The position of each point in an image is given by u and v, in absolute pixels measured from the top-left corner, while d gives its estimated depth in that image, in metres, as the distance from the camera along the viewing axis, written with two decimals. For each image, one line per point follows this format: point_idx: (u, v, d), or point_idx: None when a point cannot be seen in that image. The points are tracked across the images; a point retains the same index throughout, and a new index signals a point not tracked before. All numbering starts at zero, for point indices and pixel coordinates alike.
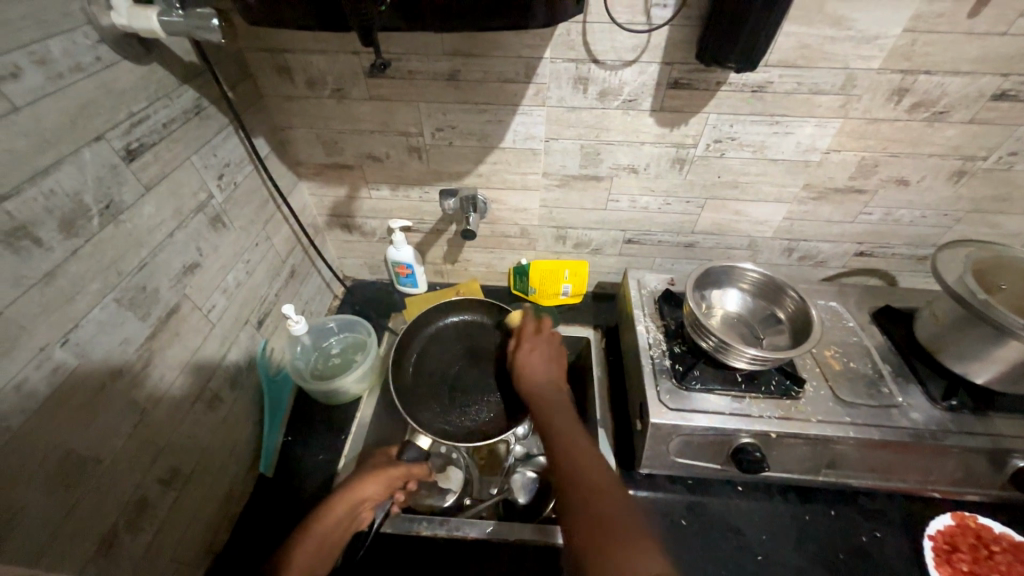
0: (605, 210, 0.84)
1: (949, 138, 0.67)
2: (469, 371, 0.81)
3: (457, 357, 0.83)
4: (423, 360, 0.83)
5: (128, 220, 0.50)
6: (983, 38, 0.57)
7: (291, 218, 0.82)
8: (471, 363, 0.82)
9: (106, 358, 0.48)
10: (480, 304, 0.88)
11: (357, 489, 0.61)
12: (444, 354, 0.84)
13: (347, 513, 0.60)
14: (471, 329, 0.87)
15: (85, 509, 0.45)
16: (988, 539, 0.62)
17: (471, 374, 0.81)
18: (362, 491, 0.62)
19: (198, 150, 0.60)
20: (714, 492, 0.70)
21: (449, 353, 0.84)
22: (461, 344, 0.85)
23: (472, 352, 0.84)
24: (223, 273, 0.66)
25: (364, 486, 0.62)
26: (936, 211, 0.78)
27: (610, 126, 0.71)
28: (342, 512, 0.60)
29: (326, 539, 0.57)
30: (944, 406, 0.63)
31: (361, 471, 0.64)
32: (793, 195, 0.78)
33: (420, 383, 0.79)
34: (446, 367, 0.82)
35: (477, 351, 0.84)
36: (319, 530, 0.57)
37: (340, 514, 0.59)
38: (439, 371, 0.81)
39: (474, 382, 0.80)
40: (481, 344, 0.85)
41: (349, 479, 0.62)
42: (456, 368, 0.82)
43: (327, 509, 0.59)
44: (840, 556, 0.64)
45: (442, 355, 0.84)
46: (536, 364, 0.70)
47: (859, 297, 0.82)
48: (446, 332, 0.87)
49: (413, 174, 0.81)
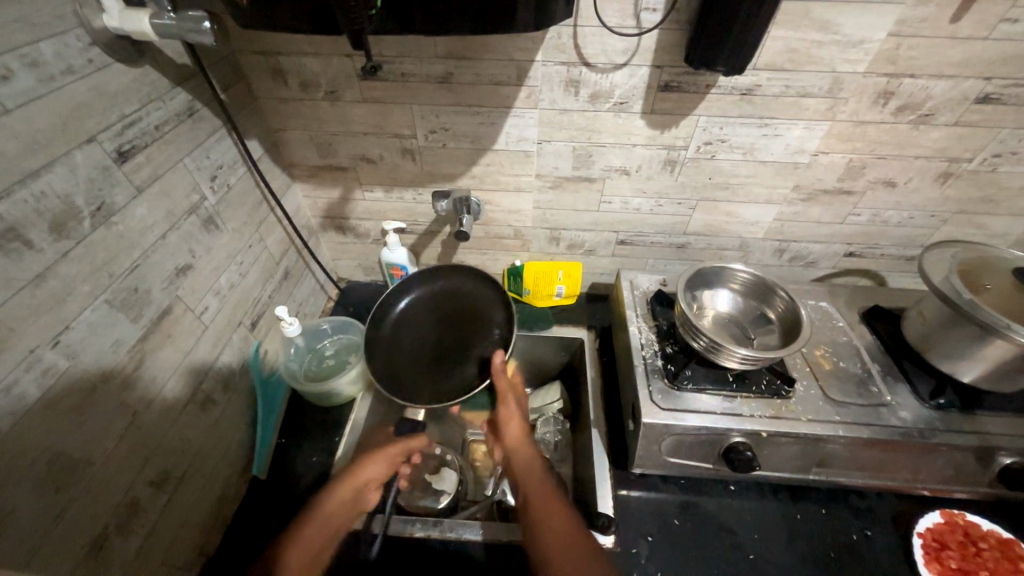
0: (598, 211, 0.84)
1: (934, 140, 0.68)
2: (452, 337, 0.74)
3: (435, 323, 0.76)
4: (402, 327, 0.76)
5: (120, 221, 0.50)
6: (966, 42, 0.58)
7: (285, 220, 0.82)
8: (453, 327, 0.76)
9: (97, 359, 0.48)
10: (465, 266, 0.80)
11: (360, 470, 0.68)
12: (422, 321, 0.77)
13: (353, 491, 0.66)
14: (449, 294, 0.79)
15: (76, 512, 0.45)
16: (976, 537, 0.63)
17: (453, 339, 0.74)
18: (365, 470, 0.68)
19: (192, 152, 0.60)
20: (706, 492, 0.71)
21: (426, 320, 0.77)
22: (440, 308, 0.78)
23: (452, 316, 0.77)
24: (215, 275, 0.66)
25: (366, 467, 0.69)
26: (923, 211, 0.79)
27: (602, 129, 0.71)
28: (347, 495, 0.65)
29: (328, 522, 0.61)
30: (932, 404, 0.64)
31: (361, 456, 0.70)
32: (783, 197, 0.79)
33: (401, 352, 0.73)
34: (427, 335, 0.75)
35: (459, 314, 0.77)
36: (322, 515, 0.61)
37: (346, 496, 0.65)
38: (420, 338, 0.75)
39: (458, 349, 0.73)
40: (462, 307, 0.77)
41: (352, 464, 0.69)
42: (437, 334, 0.75)
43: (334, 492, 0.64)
44: (831, 554, 0.64)
45: (418, 322, 0.77)
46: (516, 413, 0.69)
47: (849, 298, 0.82)
48: (423, 298, 0.79)
49: (406, 176, 0.82)
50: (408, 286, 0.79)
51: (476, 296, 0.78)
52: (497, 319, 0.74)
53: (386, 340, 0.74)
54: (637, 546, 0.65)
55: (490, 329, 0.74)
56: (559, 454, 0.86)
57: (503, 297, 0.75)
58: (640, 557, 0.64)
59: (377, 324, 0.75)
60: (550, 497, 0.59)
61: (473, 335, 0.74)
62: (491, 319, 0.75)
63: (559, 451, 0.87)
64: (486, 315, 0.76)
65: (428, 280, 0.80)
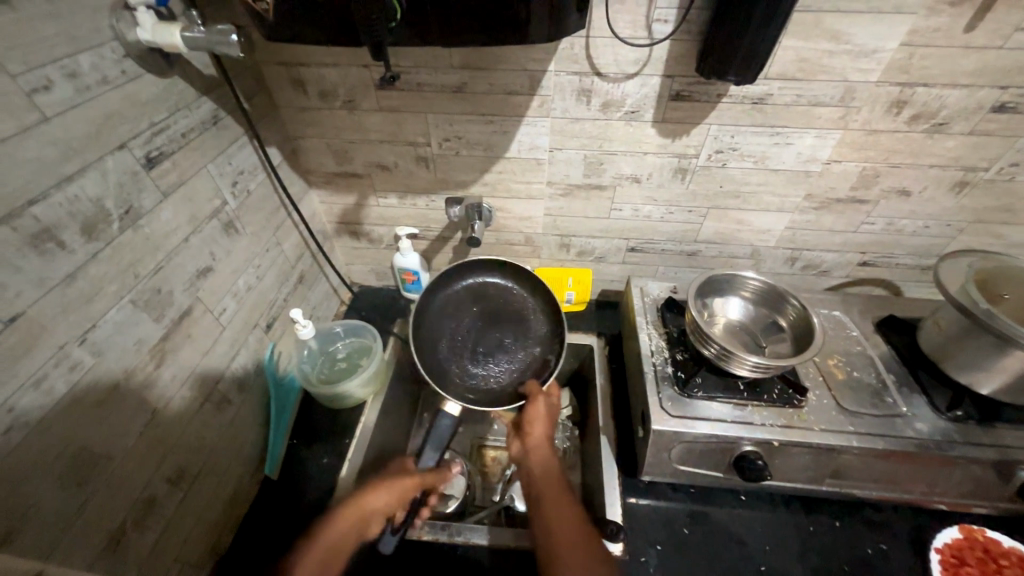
0: (608, 218, 0.85)
1: (949, 149, 0.68)
2: (491, 333, 0.76)
3: (475, 317, 0.78)
4: (442, 318, 0.77)
5: (146, 224, 0.52)
6: (980, 52, 0.58)
7: (301, 224, 0.84)
8: (492, 324, 0.77)
9: (121, 357, 0.50)
10: (508, 263, 0.80)
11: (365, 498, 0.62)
12: (461, 313, 0.78)
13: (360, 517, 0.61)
14: (490, 289, 0.80)
15: (96, 506, 0.47)
16: (996, 554, 0.62)
17: (494, 335, 0.76)
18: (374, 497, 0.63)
19: (215, 158, 0.62)
20: (716, 501, 0.70)
21: (467, 312, 0.78)
22: (486, 301, 0.79)
23: (491, 312, 0.78)
24: (234, 277, 0.67)
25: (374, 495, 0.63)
26: (939, 221, 0.78)
27: (613, 137, 0.72)
28: (350, 524, 0.60)
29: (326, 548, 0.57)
30: (948, 416, 0.63)
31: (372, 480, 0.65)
32: (795, 205, 0.79)
33: (440, 343, 0.75)
34: (467, 329, 0.77)
35: (499, 312, 0.79)
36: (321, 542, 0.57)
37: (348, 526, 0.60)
38: (459, 331, 0.76)
39: (499, 347, 0.75)
40: (502, 306, 0.79)
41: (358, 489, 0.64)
42: (476, 330, 0.77)
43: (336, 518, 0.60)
44: (845, 568, 0.63)
45: (458, 315, 0.78)
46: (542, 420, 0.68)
47: (863, 307, 0.82)
48: (473, 290, 0.80)
49: (420, 183, 0.83)
50: (451, 279, 0.80)
51: (517, 297, 0.80)
52: (539, 327, 0.77)
53: (426, 329, 0.75)
54: (646, 554, 0.65)
55: (531, 334, 0.77)
56: (567, 461, 0.87)
57: (549, 305, 0.78)
58: (649, 566, 0.63)
59: (420, 311, 0.75)
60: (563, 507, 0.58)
61: (513, 335, 0.76)
62: (532, 323, 0.78)
63: (568, 458, 0.87)
64: (527, 318, 0.78)
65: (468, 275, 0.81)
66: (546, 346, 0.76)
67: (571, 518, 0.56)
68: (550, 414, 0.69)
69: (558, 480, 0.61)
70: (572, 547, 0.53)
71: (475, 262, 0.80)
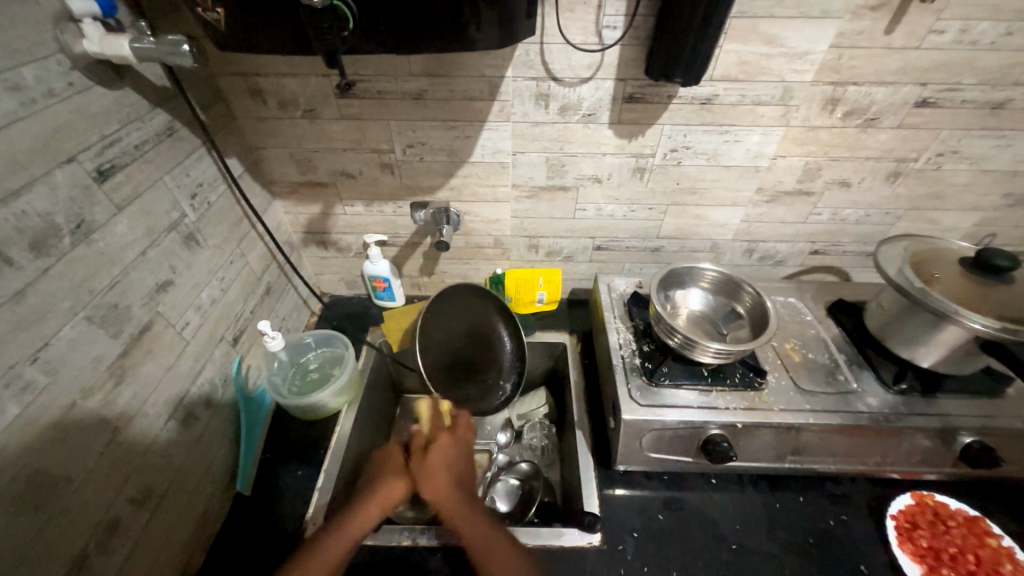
0: (574, 218, 0.87)
1: (882, 142, 0.74)
2: (471, 350, 0.83)
3: (466, 331, 0.84)
4: (437, 325, 0.81)
5: (100, 239, 0.51)
6: (900, 52, 0.63)
7: (266, 235, 0.83)
8: (474, 343, 0.84)
9: (78, 376, 0.48)
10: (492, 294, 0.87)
11: (382, 491, 0.61)
12: (455, 325, 0.83)
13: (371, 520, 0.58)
14: (479, 309, 0.86)
15: (54, 532, 0.45)
16: (945, 515, 0.66)
17: (472, 356, 0.83)
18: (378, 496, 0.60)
19: (171, 170, 0.61)
20: (688, 486, 0.73)
21: (458, 325, 0.83)
22: (472, 323, 0.84)
23: (476, 331, 0.84)
24: (197, 291, 0.66)
25: (392, 487, 0.61)
26: (878, 209, 0.84)
27: (572, 139, 0.75)
28: (373, 517, 0.59)
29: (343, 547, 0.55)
30: (895, 390, 0.67)
31: (388, 474, 0.63)
32: (748, 199, 0.83)
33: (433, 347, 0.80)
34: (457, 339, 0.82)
35: (481, 332, 0.85)
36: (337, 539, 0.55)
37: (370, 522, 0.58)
38: (449, 341, 0.82)
39: (473, 365, 0.83)
40: (486, 327, 0.85)
41: (378, 484, 0.62)
42: (462, 345, 0.83)
43: (357, 513, 0.58)
44: (810, 541, 0.66)
45: (453, 326, 0.83)
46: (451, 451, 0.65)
47: (816, 292, 0.86)
48: (465, 308, 0.85)
49: (386, 189, 0.83)
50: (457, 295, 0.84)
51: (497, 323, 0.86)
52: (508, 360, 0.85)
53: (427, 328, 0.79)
54: (624, 542, 0.66)
55: (503, 362, 0.85)
56: (547, 458, 0.89)
57: (519, 334, 0.85)
58: (627, 554, 0.65)
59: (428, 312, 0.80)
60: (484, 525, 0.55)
61: (487, 358, 0.84)
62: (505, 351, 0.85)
63: (546, 456, 0.89)
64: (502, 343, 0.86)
65: (470, 293, 0.85)
66: (512, 377, 0.85)
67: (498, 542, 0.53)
68: (461, 445, 0.66)
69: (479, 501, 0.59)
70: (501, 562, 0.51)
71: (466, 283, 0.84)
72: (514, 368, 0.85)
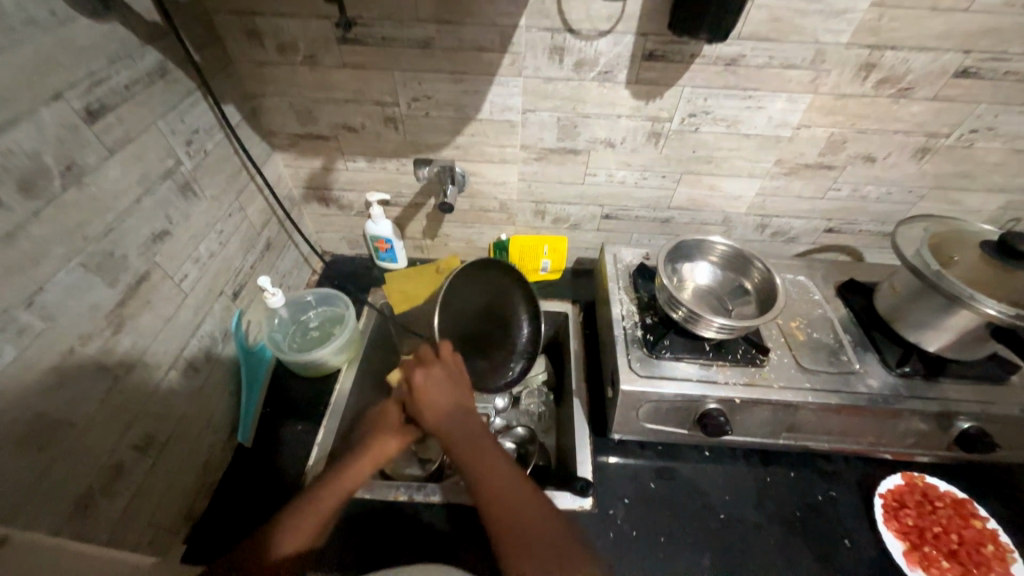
0: (583, 184, 0.84)
1: (913, 115, 0.69)
2: (489, 324, 0.81)
3: (488, 303, 0.81)
4: (466, 293, 0.78)
5: (91, 183, 0.49)
6: (947, 14, 0.58)
7: (266, 189, 0.81)
8: (492, 318, 0.82)
9: (75, 323, 0.48)
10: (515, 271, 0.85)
11: (376, 443, 0.62)
12: (480, 295, 0.80)
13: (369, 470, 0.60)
14: (500, 285, 0.84)
15: (59, 473, 0.46)
16: (933, 496, 0.67)
17: (490, 330, 0.82)
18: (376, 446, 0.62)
19: (165, 114, 0.59)
20: (682, 457, 0.74)
21: (483, 296, 0.81)
22: (495, 299, 0.82)
23: (498, 309, 0.83)
24: (194, 243, 0.65)
25: (385, 441, 0.63)
26: (901, 187, 0.81)
27: (586, 99, 0.71)
28: (369, 468, 0.60)
29: (338, 493, 0.57)
30: (897, 371, 0.66)
31: (382, 429, 0.65)
32: (765, 171, 0.79)
33: (458, 314, 0.77)
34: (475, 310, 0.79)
35: (502, 310, 0.83)
36: (331, 487, 0.57)
37: (367, 472, 0.60)
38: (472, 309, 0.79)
39: (485, 338, 0.81)
40: (506, 307, 0.84)
41: (370, 438, 0.63)
42: (482, 316, 0.81)
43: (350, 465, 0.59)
44: (796, 514, 0.67)
45: (478, 296, 0.80)
46: (438, 390, 0.61)
47: (826, 272, 0.84)
48: (492, 280, 0.82)
49: (389, 146, 0.80)
50: (489, 266, 0.81)
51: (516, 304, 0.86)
52: (522, 341, 0.85)
53: (452, 295, 0.75)
54: (614, 507, 0.68)
55: (516, 344, 0.85)
56: (542, 425, 0.90)
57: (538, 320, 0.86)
58: (617, 518, 0.66)
59: (455, 278, 0.75)
60: (480, 455, 0.56)
61: (502, 338, 0.83)
62: (520, 335, 0.85)
63: (542, 422, 0.90)
64: (519, 327, 0.85)
65: (496, 269, 0.83)
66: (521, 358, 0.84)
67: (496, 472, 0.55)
68: (449, 379, 0.63)
69: (473, 434, 0.58)
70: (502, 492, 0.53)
71: (491, 261, 0.81)
72: (526, 352, 0.85)
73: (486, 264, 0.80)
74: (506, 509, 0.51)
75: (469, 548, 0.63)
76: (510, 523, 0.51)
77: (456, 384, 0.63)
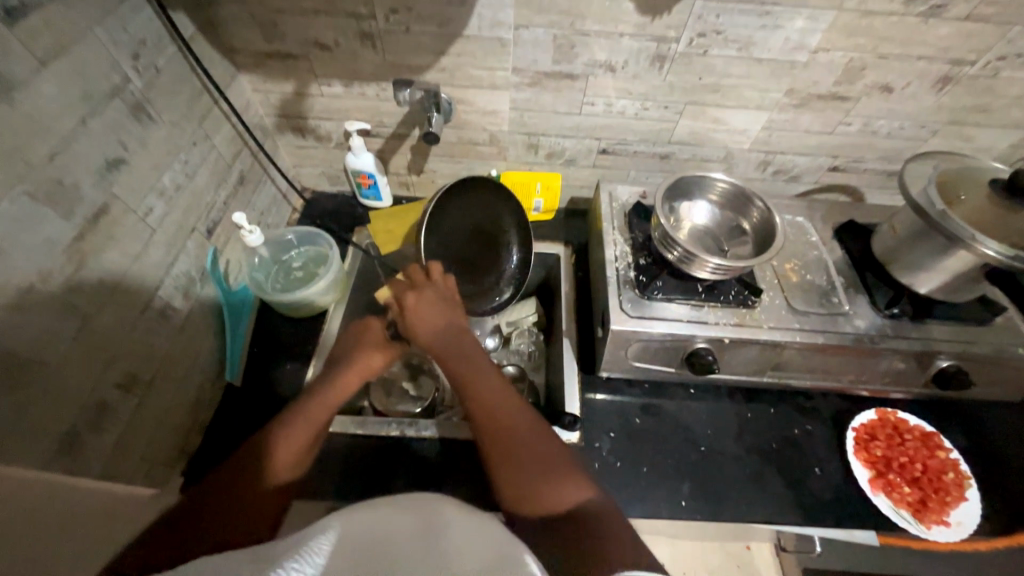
0: (580, 114, 0.78)
1: (941, 38, 0.64)
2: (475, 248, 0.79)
3: (474, 227, 0.79)
4: (449, 215, 0.75)
5: (24, 98, 0.43)
6: None
7: (233, 115, 0.74)
8: (479, 240, 0.80)
9: (31, 257, 0.45)
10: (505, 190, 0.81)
11: (363, 359, 0.63)
12: (466, 217, 0.78)
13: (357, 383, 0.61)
14: (487, 205, 0.80)
15: (37, 410, 0.45)
16: (903, 430, 0.70)
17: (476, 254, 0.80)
18: (363, 362, 0.63)
19: (102, 21, 0.51)
20: (668, 395, 0.76)
21: (469, 218, 0.78)
22: (482, 221, 0.80)
23: (485, 230, 0.80)
24: (156, 173, 0.60)
25: (372, 357, 0.64)
26: (915, 121, 0.76)
27: (585, 13, 0.64)
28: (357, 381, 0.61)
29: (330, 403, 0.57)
30: (886, 313, 0.67)
31: (366, 345, 0.65)
32: (775, 102, 0.74)
33: (443, 235, 0.74)
34: (462, 233, 0.77)
35: (489, 232, 0.81)
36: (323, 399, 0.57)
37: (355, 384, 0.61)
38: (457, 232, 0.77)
39: (474, 261, 0.79)
40: (493, 228, 0.81)
41: (356, 354, 0.64)
42: (467, 239, 0.78)
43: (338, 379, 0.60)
44: (772, 446, 0.70)
45: (463, 217, 0.77)
46: (430, 310, 0.62)
47: (826, 213, 0.82)
48: (478, 202, 0.79)
49: (368, 67, 0.73)
50: (475, 188, 0.78)
51: (503, 222, 0.82)
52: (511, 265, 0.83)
53: (437, 219, 0.73)
54: (600, 441, 0.70)
55: (504, 267, 0.83)
56: (532, 362, 0.90)
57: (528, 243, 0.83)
58: (602, 450, 0.69)
59: (438, 202, 0.72)
60: (474, 372, 0.57)
61: (490, 261, 0.81)
62: (509, 259, 0.83)
63: (532, 360, 0.91)
64: (507, 249, 0.83)
65: (481, 189, 0.79)
66: (509, 282, 0.83)
67: (492, 386, 0.55)
68: (443, 300, 0.63)
69: (466, 353, 0.59)
70: (499, 405, 0.53)
71: (468, 180, 0.76)
72: (515, 278, 0.83)
73: (463, 184, 0.76)
74: (502, 418, 0.52)
75: (457, 480, 0.65)
76: (503, 435, 0.51)
77: (451, 307, 0.63)
